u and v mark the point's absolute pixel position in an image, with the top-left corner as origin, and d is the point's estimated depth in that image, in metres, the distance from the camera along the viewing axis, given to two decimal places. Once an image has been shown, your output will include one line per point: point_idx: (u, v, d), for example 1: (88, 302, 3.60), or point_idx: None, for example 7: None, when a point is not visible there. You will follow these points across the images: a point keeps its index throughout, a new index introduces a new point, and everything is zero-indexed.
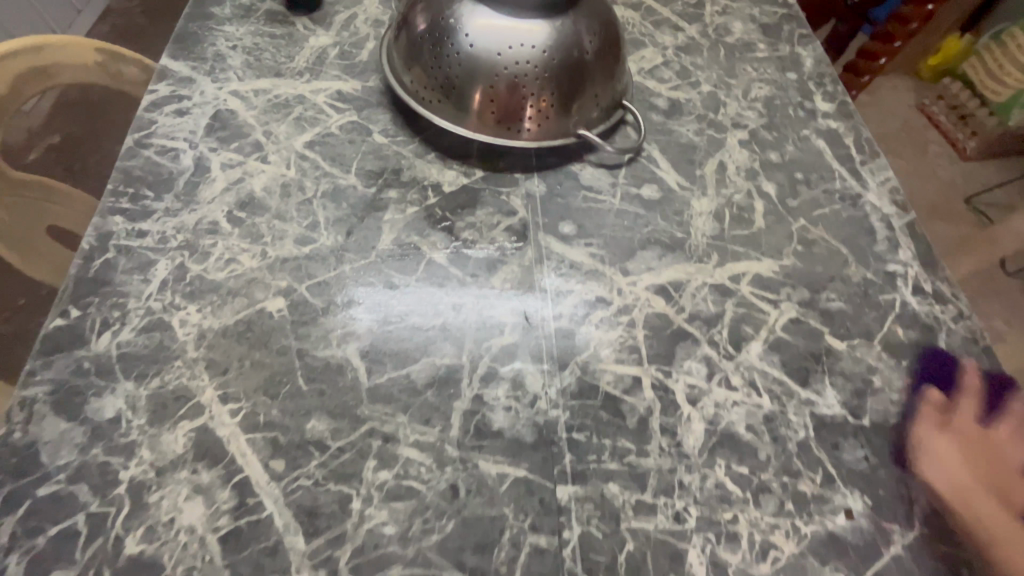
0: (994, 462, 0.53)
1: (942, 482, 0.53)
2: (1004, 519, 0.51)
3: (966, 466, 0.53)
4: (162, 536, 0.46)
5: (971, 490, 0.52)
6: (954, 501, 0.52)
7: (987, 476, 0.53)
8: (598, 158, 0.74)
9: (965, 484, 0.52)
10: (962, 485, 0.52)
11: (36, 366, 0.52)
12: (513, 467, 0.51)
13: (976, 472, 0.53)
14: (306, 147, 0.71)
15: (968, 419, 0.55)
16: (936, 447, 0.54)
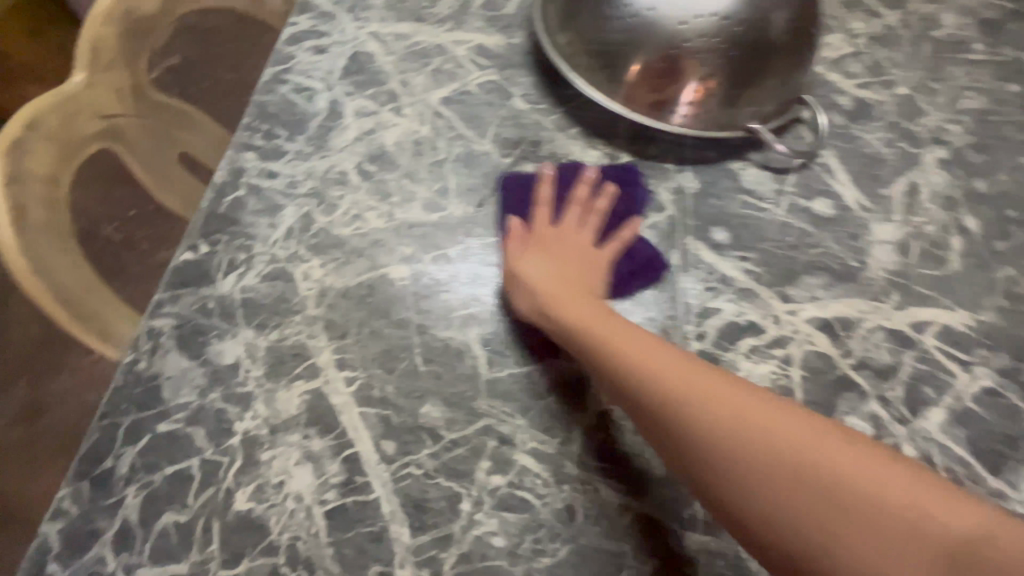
0: (550, 247, 0.54)
1: (562, 324, 0.48)
2: (627, 336, 0.45)
3: (553, 275, 0.51)
4: (271, 498, 0.44)
5: (625, 341, 0.45)
6: (542, 315, 0.50)
7: (576, 279, 0.53)
8: (765, 157, 0.63)
9: (585, 312, 0.48)
10: (576, 321, 0.48)
11: (164, 297, 0.52)
12: (637, 500, 0.46)
13: (557, 278, 0.51)
14: (442, 104, 0.65)
15: (540, 221, 0.56)
16: (520, 265, 0.52)
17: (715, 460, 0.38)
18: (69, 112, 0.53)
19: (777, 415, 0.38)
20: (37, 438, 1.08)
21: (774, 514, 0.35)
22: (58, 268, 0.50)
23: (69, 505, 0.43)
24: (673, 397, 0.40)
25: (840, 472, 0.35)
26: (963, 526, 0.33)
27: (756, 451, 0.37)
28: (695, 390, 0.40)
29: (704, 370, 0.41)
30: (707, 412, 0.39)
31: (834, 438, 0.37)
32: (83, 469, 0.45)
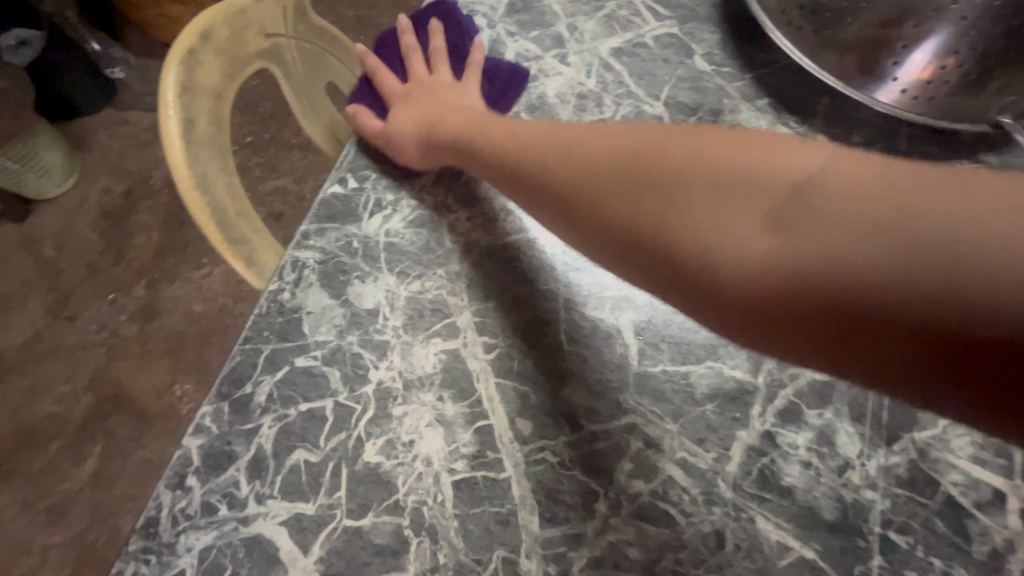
0: (426, 96, 0.55)
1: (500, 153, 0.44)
2: (574, 136, 0.38)
3: (412, 115, 0.52)
4: (401, 456, 0.42)
5: (569, 133, 0.39)
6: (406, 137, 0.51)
7: (428, 113, 0.52)
8: (1002, 162, 0.52)
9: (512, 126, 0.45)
10: (486, 138, 0.46)
11: (311, 230, 0.50)
12: (799, 542, 0.40)
13: (416, 116, 0.52)
14: (612, 56, 0.58)
15: (414, 81, 0.57)
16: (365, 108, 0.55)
17: (712, 233, 0.29)
18: (237, 27, 0.51)
19: (660, 141, 0.34)
20: (153, 336, 1.17)
21: (817, 278, 0.25)
22: (219, 190, 0.48)
23: (209, 423, 0.43)
24: (585, 170, 0.36)
25: (702, 158, 0.31)
26: (944, 199, 0.24)
27: (623, 152, 0.34)
28: (631, 157, 0.34)
29: (618, 133, 0.36)
30: (562, 160, 0.38)
31: (727, 138, 0.32)
32: (225, 390, 0.44)
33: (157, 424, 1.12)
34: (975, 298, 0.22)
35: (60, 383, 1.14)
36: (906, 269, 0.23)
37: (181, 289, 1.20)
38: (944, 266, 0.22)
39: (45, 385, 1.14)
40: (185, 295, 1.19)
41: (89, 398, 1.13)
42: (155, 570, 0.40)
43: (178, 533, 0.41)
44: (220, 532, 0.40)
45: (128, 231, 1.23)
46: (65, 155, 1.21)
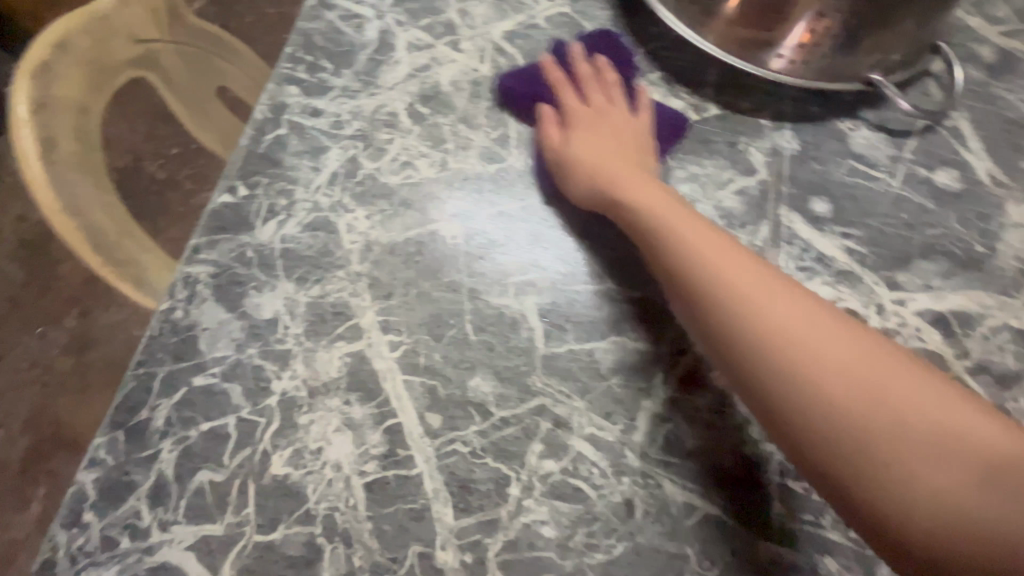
0: (602, 124, 0.51)
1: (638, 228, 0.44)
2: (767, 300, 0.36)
3: (597, 139, 0.50)
4: (309, 464, 0.41)
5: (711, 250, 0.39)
6: (593, 183, 0.47)
7: (617, 147, 0.50)
8: (879, 117, 0.54)
9: (668, 219, 0.42)
10: (624, 192, 0.46)
11: (201, 243, 0.48)
12: (705, 501, 0.41)
13: (601, 143, 0.50)
14: (506, 40, 0.57)
15: (587, 108, 0.52)
16: (560, 142, 0.51)
17: (911, 476, 0.31)
18: (103, 36, 0.48)
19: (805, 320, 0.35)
20: (88, 369, 1.11)
21: (922, 512, 0.30)
22: (92, 208, 0.45)
23: (104, 454, 0.42)
24: (786, 343, 0.34)
25: (962, 431, 0.31)
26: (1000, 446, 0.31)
27: (853, 391, 0.33)
28: (860, 377, 0.33)
29: (799, 297, 0.36)
30: (811, 355, 0.34)
31: (964, 407, 0.32)
32: (119, 419, 0.42)
33: None
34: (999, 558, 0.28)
35: None
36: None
37: (114, 315, 1.14)
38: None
39: None
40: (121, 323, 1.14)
41: (24, 441, 1.07)
42: None
43: (80, 571, 0.39)
44: (125, 564, 0.39)
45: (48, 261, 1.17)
46: None
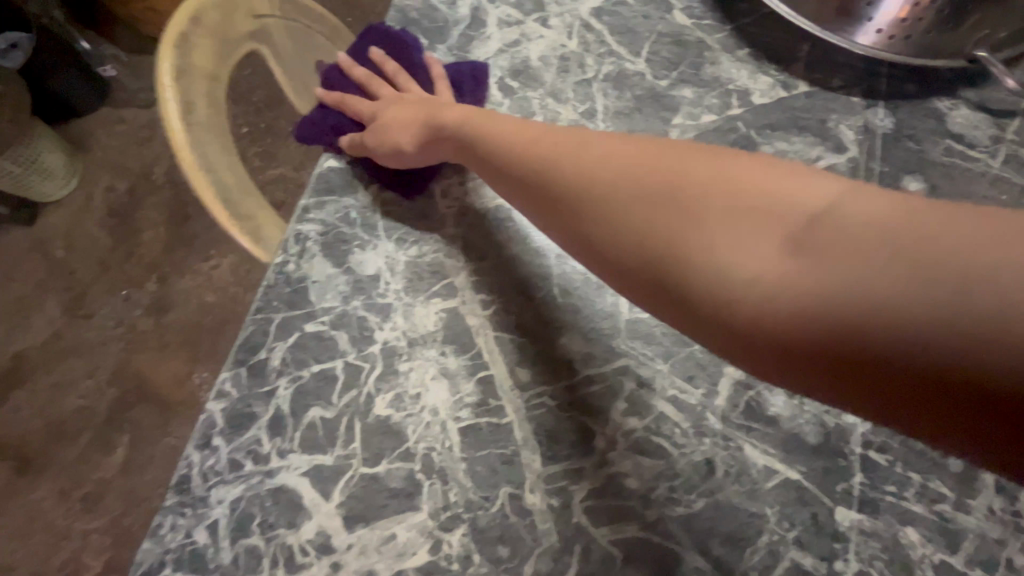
0: None
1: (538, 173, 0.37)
2: (688, 163, 0.31)
3: None
4: (409, 407, 0.45)
5: (518, 130, 0.41)
6: None
7: None
8: (981, 95, 0.53)
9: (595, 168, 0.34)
10: None
11: (310, 204, 0.52)
12: (785, 466, 0.42)
13: None
14: (593, 16, 0.59)
15: None
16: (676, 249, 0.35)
17: (730, 252, 0.27)
18: (225, 10, 0.52)
19: (731, 167, 0.30)
20: (165, 330, 1.35)
21: (811, 312, 0.24)
22: (222, 169, 0.50)
23: (228, 387, 0.46)
24: (618, 175, 0.33)
25: (731, 242, 0.28)
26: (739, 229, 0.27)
27: (667, 185, 0.31)
28: (677, 181, 0.31)
29: (661, 182, 0.31)
30: (630, 201, 0.31)
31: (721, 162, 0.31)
32: (241, 357, 0.47)
33: (181, 412, 1.30)
34: (883, 318, 0.22)
35: (83, 377, 1.32)
36: (892, 308, 0.22)
37: (193, 280, 1.38)
38: (856, 307, 0.23)
39: (72, 379, 1.32)
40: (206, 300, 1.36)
41: (110, 390, 1.31)
42: (192, 522, 0.43)
43: (210, 487, 0.44)
44: (248, 485, 0.44)
45: (132, 229, 1.41)
46: (66, 158, 1.40)
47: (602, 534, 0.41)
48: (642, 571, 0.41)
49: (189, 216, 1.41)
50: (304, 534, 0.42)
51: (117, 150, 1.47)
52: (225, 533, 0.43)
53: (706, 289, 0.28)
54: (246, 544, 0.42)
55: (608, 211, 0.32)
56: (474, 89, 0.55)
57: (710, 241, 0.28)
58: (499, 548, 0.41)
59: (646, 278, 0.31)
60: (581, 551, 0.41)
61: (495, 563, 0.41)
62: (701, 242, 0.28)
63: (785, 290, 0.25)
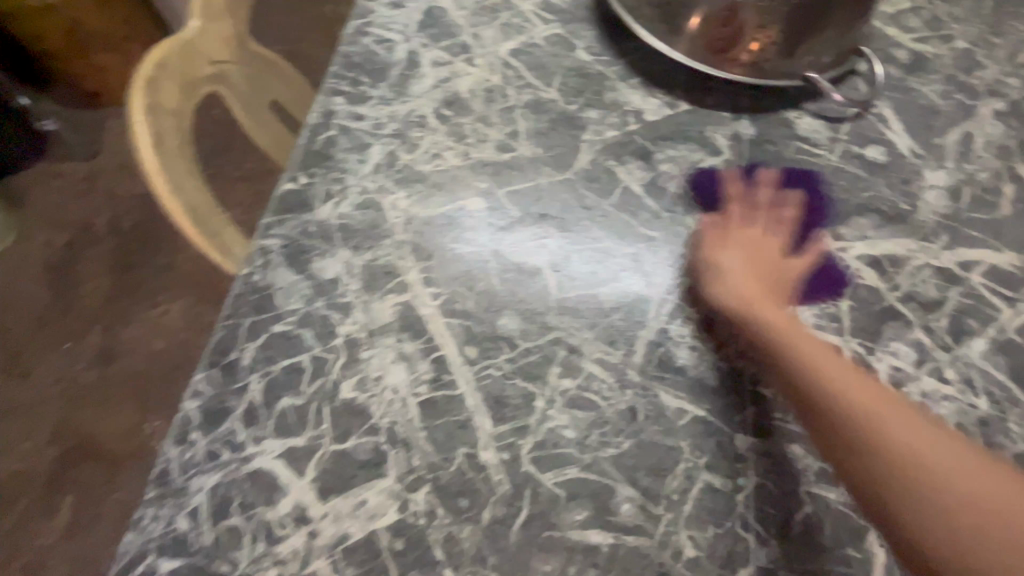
0: None
1: (761, 330, 0.51)
2: (769, 302, 0.52)
3: (867, 387, 0.44)
4: (372, 389, 0.51)
5: (777, 324, 0.50)
6: None
7: None
8: (819, 107, 0.67)
9: (860, 398, 0.43)
10: (850, 403, 0.43)
11: (272, 221, 0.59)
12: (694, 405, 0.51)
13: (920, 428, 0.41)
14: (512, 56, 0.70)
15: None
16: (831, 390, 0.45)
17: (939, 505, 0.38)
18: (186, 56, 0.59)
19: (860, 380, 0.45)
20: (112, 382, 1.32)
21: (958, 514, 0.37)
22: (192, 194, 0.56)
23: (203, 386, 0.51)
24: (905, 452, 0.40)
25: (926, 476, 0.39)
26: (907, 430, 0.41)
27: (946, 480, 0.38)
28: (875, 428, 0.42)
29: (896, 416, 0.42)
30: (882, 425, 0.42)
31: (934, 441, 0.40)
32: (213, 359, 0.52)
33: (130, 465, 1.26)
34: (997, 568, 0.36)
35: (22, 441, 1.27)
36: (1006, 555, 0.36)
37: (140, 329, 1.36)
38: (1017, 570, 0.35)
39: (10, 440, 1.27)
40: (155, 350, 1.35)
41: (52, 452, 1.26)
42: (174, 510, 0.47)
43: (190, 478, 0.48)
44: (226, 472, 0.48)
45: (73, 282, 1.40)
46: None
47: (547, 478, 0.48)
48: (583, 505, 0.47)
49: (136, 266, 1.41)
50: (281, 510, 0.47)
51: (57, 204, 1.46)
52: (206, 518, 0.46)
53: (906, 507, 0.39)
54: (226, 526, 0.46)
55: (836, 420, 0.43)
56: (432, 121, 0.65)
57: (797, 377, 0.46)
58: (459, 500, 0.47)
59: (895, 468, 0.40)
60: (531, 496, 0.48)
61: (456, 513, 0.47)
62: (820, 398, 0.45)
63: (820, 405, 0.44)
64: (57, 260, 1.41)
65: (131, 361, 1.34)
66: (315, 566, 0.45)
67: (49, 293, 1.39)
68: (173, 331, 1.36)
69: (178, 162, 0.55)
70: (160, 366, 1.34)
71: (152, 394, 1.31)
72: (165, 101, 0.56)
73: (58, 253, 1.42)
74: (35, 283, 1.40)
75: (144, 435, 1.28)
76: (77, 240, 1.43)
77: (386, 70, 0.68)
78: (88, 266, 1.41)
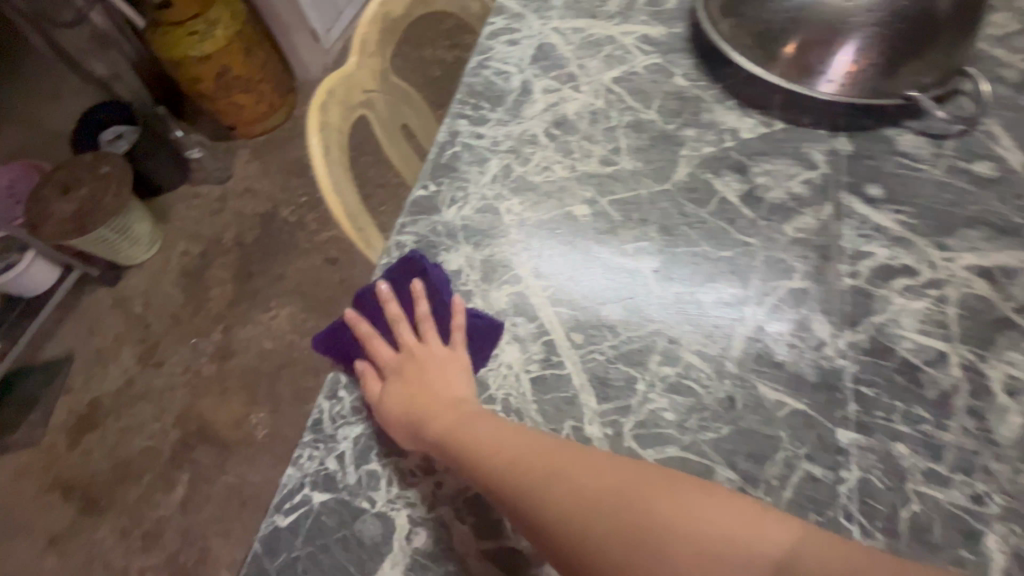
0: None
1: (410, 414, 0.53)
2: (462, 432, 0.49)
3: (623, 476, 0.40)
4: (490, 364, 0.58)
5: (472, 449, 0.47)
6: None
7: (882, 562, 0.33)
8: (922, 125, 0.68)
9: (528, 450, 0.45)
10: (581, 527, 0.39)
11: (407, 221, 0.69)
12: (793, 398, 0.53)
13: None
14: (614, 83, 0.78)
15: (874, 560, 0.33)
16: (529, 479, 0.43)
17: (665, 562, 0.36)
18: (347, 86, 0.72)
19: (606, 465, 0.42)
20: (229, 375, 1.49)
21: (636, 567, 0.37)
22: (349, 197, 0.68)
23: (349, 353, 0.60)
24: (588, 485, 0.40)
25: (664, 525, 0.37)
26: (562, 482, 0.41)
27: (605, 499, 0.39)
28: (514, 477, 0.43)
29: (608, 471, 0.41)
30: (556, 475, 0.42)
31: (665, 482, 0.39)
32: (358, 331, 0.61)
33: (239, 450, 1.40)
34: None
35: (153, 421, 1.46)
36: None
37: (255, 330, 1.54)
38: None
39: (140, 423, 1.46)
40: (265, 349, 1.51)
41: (176, 433, 1.44)
42: (324, 453, 0.55)
43: (337, 427, 0.56)
44: (367, 425, 0.56)
45: (203, 287, 1.61)
46: (151, 226, 1.63)
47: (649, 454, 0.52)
48: None
49: (257, 275, 1.61)
50: (412, 460, 0.54)
51: (197, 218, 1.70)
52: (350, 462, 0.55)
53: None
54: (366, 470, 0.54)
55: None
56: (543, 139, 0.74)
57: (531, 492, 0.42)
58: None
59: (583, 558, 0.38)
60: None
61: None
62: (551, 538, 0.40)
63: (525, 521, 0.42)
64: (192, 267, 1.64)
65: (245, 358, 1.51)
66: (439, 512, 0.52)
67: (183, 295, 1.61)
68: (282, 333, 1.53)
69: (339, 170, 0.68)
70: (268, 363, 1.49)
71: (260, 388, 1.46)
72: (333, 121, 0.69)
73: (194, 260, 1.65)
74: (172, 286, 1.62)
75: (250, 424, 1.43)
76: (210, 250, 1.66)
77: (503, 97, 0.79)
78: (217, 273, 1.63)
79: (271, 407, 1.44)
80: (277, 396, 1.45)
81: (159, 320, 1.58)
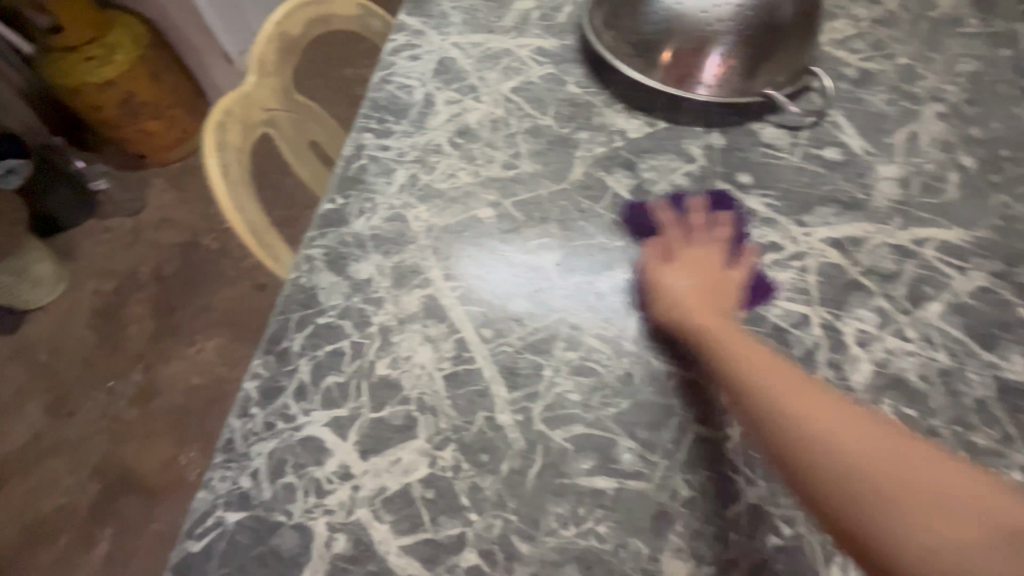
0: None
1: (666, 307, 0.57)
2: (726, 334, 0.52)
3: (786, 390, 0.45)
4: (403, 366, 0.60)
5: (740, 359, 0.49)
6: None
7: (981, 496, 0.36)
8: (781, 119, 0.76)
9: (757, 373, 0.47)
10: (816, 402, 0.43)
11: (315, 234, 0.69)
12: (683, 368, 0.58)
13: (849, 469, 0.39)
14: (512, 92, 0.82)
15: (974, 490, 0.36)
16: (748, 376, 0.47)
17: (843, 447, 0.39)
18: (245, 106, 0.72)
19: (842, 410, 0.42)
20: (150, 417, 1.40)
21: (843, 446, 0.39)
22: (252, 215, 0.68)
23: (260, 369, 0.60)
24: (817, 413, 0.42)
25: (851, 452, 0.39)
26: (838, 429, 0.41)
27: (837, 444, 0.40)
28: (785, 401, 0.44)
29: (820, 394, 0.44)
30: (796, 410, 0.43)
31: (902, 437, 0.40)
32: (268, 348, 0.61)
33: (166, 495, 1.31)
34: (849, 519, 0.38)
35: (66, 476, 1.34)
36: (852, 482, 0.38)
37: (177, 365, 1.46)
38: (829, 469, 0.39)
39: (51, 479, 1.34)
40: (190, 385, 1.43)
41: (94, 485, 1.33)
42: (237, 472, 0.55)
43: (250, 445, 0.56)
44: (281, 438, 0.56)
45: (116, 325, 1.51)
46: (53, 265, 1.51)
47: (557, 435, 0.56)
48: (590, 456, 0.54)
49: (177, 307, 1.53)
50: (328, 468, 0.54)
51: (105, 252, 1.60)
52: (265, 478, 0.54)
53: (826, 460, 0.39)
54: (282, 484, 0.54)
55: (815, 462, 0.40)
56: (447, 148, 0.77)
57: (760, 392, 0.45)
58: (481, 455, 0.55)
59: (795, 451, 0.41)
60: (544, 450, 0.55)
61: (478, 466, 0.54)
62: (790, 443, 0.42)
63: (751, 410, 0.45)
64: (103, 305, 1.53)
65: (167, 396, 1.42)
66: (358, 515, 0.53)
67: (94, 336, 1.50)
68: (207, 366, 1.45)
69: (241, 189, 0.68)
70: (194, 399, 1.42)
71: (187, 427, 1.38)
72: (231, 141, 0.68)
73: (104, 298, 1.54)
74: (81, 327, 1.51)
75: (178, 466, 1.34)
76: (122, 286, 1.56)
77: (407, 110, 0.81)
78: (131, 309, 1.53)
79: (201, 445, 1.36)
80: (206, 433, 1.38)
81: (67, 365, 1.46)
